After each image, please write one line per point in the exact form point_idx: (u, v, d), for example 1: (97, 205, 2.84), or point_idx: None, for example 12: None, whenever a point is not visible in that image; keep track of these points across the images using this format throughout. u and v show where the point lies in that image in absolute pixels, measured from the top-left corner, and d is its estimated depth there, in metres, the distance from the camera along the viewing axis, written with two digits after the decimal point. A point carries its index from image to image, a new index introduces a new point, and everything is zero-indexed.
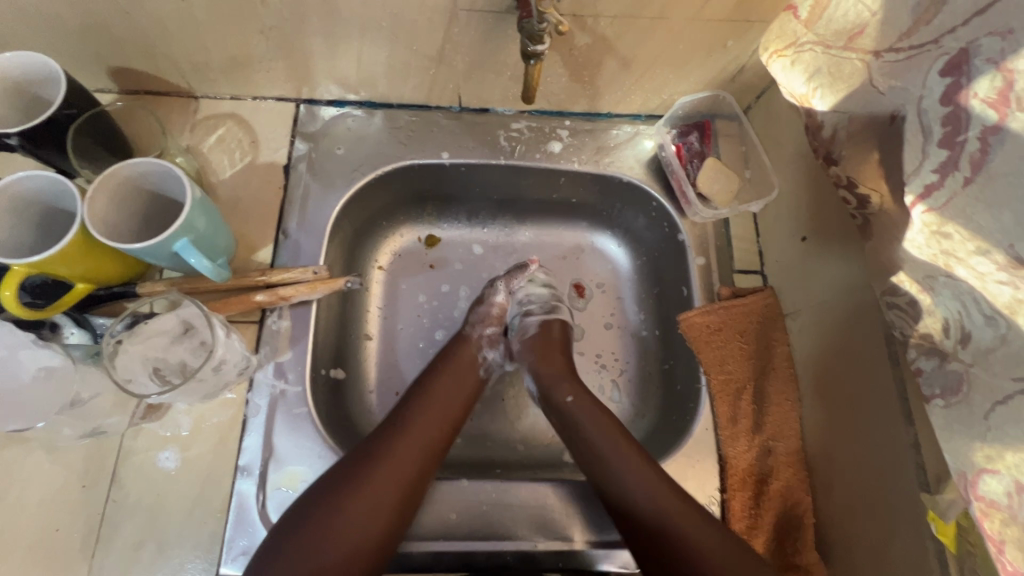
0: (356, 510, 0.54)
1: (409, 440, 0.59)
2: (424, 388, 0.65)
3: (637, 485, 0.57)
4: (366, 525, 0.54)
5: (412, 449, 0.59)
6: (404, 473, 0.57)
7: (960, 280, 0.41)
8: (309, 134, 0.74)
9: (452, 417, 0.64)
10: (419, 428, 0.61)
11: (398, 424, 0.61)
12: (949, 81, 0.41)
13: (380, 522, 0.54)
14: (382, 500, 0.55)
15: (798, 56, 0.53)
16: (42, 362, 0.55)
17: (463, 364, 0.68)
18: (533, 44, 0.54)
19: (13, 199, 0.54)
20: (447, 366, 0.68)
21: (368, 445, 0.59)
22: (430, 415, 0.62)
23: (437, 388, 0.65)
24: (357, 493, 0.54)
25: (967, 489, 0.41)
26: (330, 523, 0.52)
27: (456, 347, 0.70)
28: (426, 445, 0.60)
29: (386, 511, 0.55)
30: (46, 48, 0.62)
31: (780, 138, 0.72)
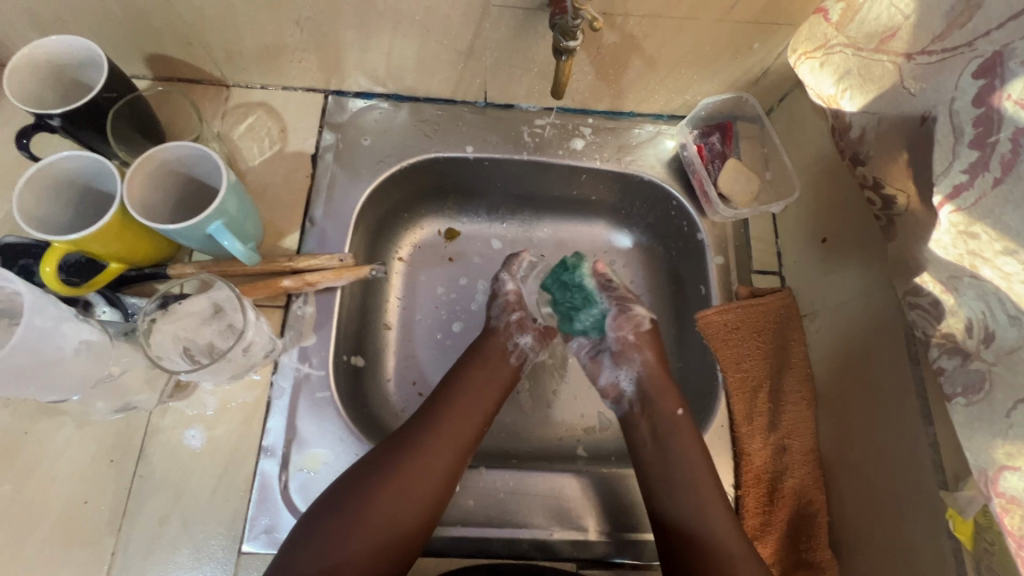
0: (388, 499, 0.55)
1: (439, 433, 0.60)
2: (457, 380, 0.66)
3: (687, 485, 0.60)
4: (398, 515, 0.55)
5: (444, 441, 0.60)
6: (436, 464, 0.58)
7: (985, 280, 0.42)
8: (336, 124, 0.75)
9: (485, 409, 0.65)
10: (452, 420, 0.62)
11: (426, 419, 0.61)
12: (982, 83, 0.41)
13: (412, 511, 0.56)
14: (416, 490, 0.56)
15: (827, 58, 0.55)
16: (84, 335, 0.53)
17: (495, 356, 0.68)
18: (566, 40, 0.55)
19: (54, 177, 0.56)
20: (474, 360, 0.68)
21: (401, 436, 0.60)
22: (461, 408, 0.63)
23: (471, 381, 0.66)
24: (389, 481, 0.56)
25: (987, 486, 0.42)
26: (362, 510, 0.54)
27: (486, 340, 0.70)
28: (459, 438, 0.61)
29: (418, 500, 0.56)
30: (87, 33, 0.64)
31: (803, 141, 0.73)
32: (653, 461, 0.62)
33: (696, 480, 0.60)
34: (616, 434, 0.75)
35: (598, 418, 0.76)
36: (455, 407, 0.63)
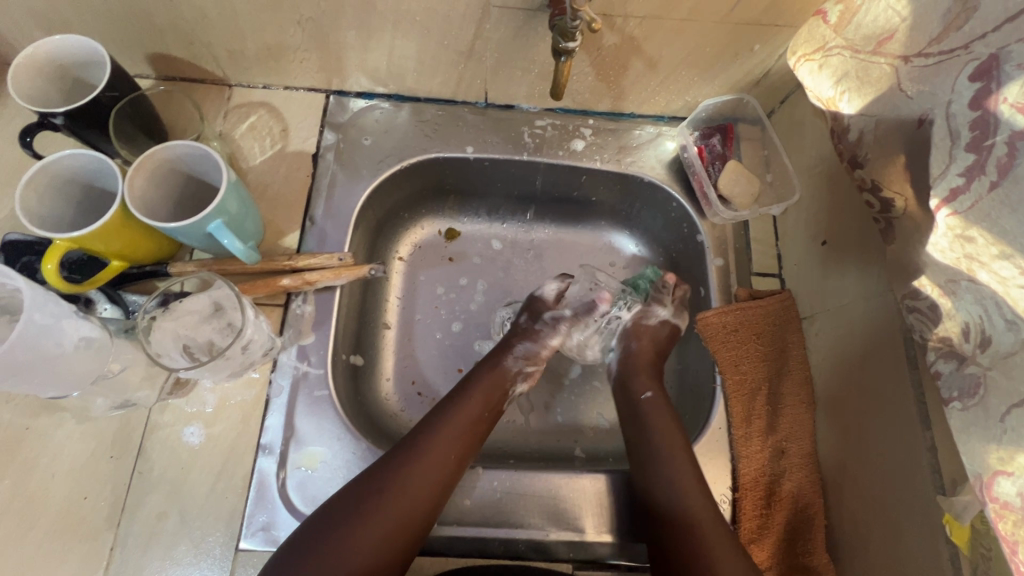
0: (364, 540, 0.53)
1: (424, 465, 0.58)
2: (442, 413, 0.63)
3: (675, 481, 0.59)
4: (378, 550, 0.53)
5: (425, 480, 0.57)
6: (415, 505, 0.56)
7: (982, 285, 0.41)
8: (338, 124, 0.75)
9: (470, 444, 0.62)
10: (436, 457, 0.59)
11: (413, 448, 0.59)
12: (979, 86, 0.41)
13: (389, 552, 0.54)
14: (392, 532, 0.54)
15: (826, 60, 0.55)
16: (82, 332, 0.53)
17: (487, 391, 0.66)
18: (564, 41, 0.55)
19: (55, 175, 0.56)
20: (469, 392, 0.66)
21: (382, 470, 0.57)
22: (449, 439, 0.61)
23: (460, 414, 0.63)
24: (368, 519, 0.54)
25: (982, 491, 0.41)
26: (338, 546, 0.52)
27: (477, 374, 0.68)
28: (442, 476, 0.58)
29: (394, 542, 0.54)
30: (91, 33, 0.65)
31: (803, 143, 0.73)
32: (642, 433, 0.64)
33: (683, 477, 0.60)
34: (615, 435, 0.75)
35: (596, 419, 0.76)
36: (440, 441, 0.60)
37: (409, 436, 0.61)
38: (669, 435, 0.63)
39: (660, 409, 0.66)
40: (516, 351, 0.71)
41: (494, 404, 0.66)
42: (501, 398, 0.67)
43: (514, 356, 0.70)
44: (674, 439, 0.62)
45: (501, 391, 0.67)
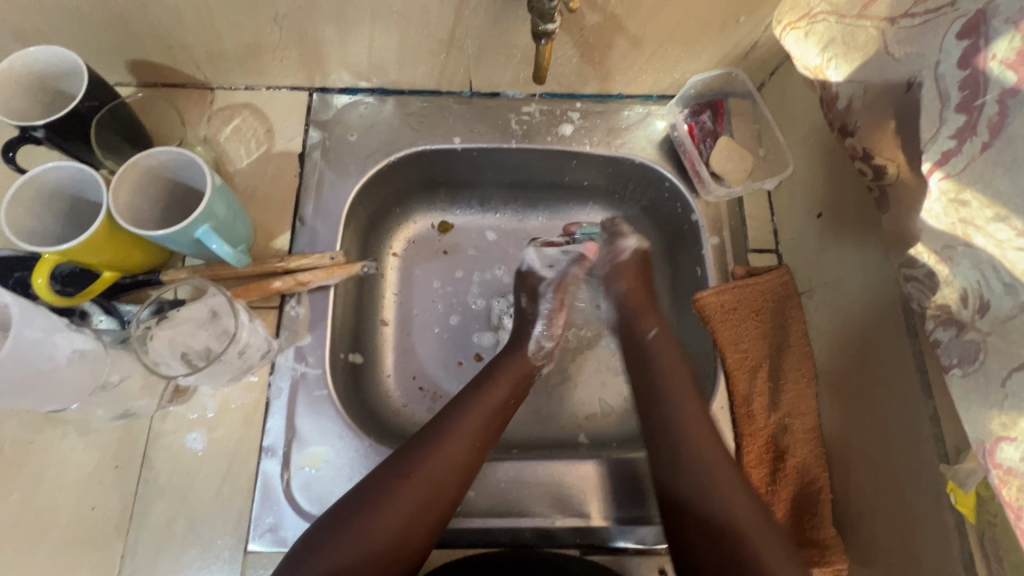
0: (391, 520, 0.53)
1: (452, 446, 0.58)
2: (474, 394, 0.64)
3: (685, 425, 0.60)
4: (407, 528, 0.54)
5: (459, 457, 0.58)
6: (446, 486, 0.56)
7: (978, 249, 0.41)
8: (322, 121, 0.75)
9: (498, 426, 0.63)
10: (468, 436, 0.60)
11: (442, 428, 0.60)
12: (966, 44, 0.40)
13: (415, 532, 0.54)
14: (422, 510, 0.55)
15: (812, 27, 0.53)
16: (76, 345, 0.53)
17: (517, 372, 0.68)
18: (544, 22, 0.54)
19: (41, 188, 0.56)
20: (501, 377, 0.66)
21: (410, 451, 0.58)
22: (476, 422, 0.61)
23: (490, 397, 0.64)
24: (394, 500, 0.54)
25: (985, 457, 0.41)
26: (364, 525, 0.53)
27: (506, 360, 0.68)
28: (475, 456, 0.59)
29: (423, 519, 0.55)
30: (68, 43, 0.64)
31: (795, 114, 0.71)
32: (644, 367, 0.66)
33: (726, 487, 0.55)
34: (618, 420, 0.75)
35: (599, 405, 0.76)
36: (471, 421, 0.61)
37: (440, 418, 0.61)
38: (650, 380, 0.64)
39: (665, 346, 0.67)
40: (535, 337, 0.72)
41: (520, 389, 0.67)
42: (526, 385, 0.68)
43: (536, 339, 0.72)
44: (699, 428, 0.59)
45: (526, 378, 0.68)
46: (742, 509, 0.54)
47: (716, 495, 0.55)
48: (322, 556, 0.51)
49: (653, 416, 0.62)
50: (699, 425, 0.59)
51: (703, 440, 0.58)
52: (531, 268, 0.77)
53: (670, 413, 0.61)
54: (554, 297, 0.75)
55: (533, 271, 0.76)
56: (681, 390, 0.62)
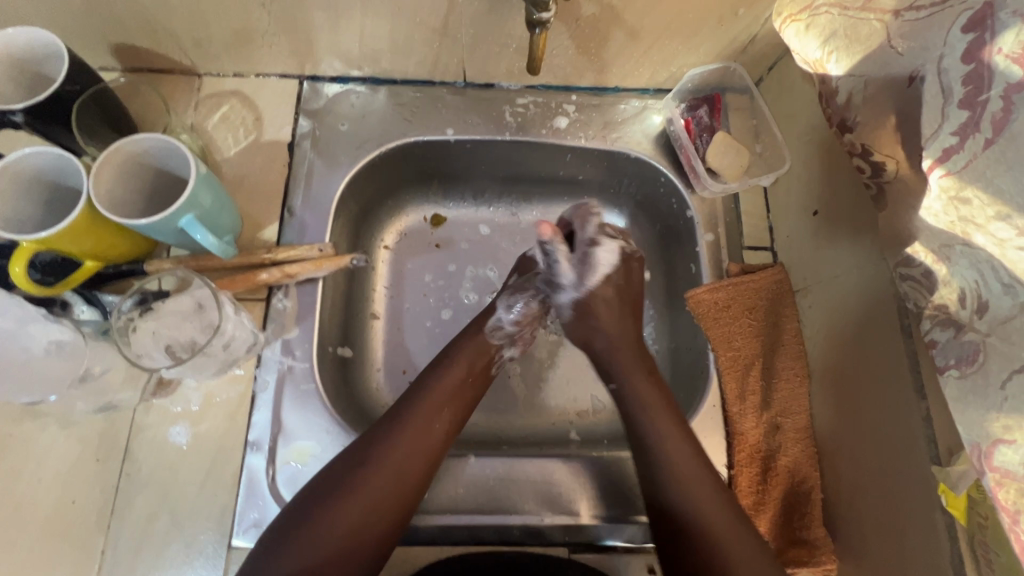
0: (348, 518, 0.52)
1: (404, 441, 0.57)
2: (428, 383, 0.62)
3: (655, 440, 0.58)
4: (364, 526, 0.53)
5: (413, 451, 0.57)
6: (404, 480, 0.55)
7: (978, 248, 0.40)
8: (312, 111, 0.73)
9: (453, 417, 0.61)
10: (419, 429, 0.58)
11: (393, 422, 0.58)
12: (972, 37, 0.40)
13: (375, 527, 0.53)
14: (378, 511, 0.54)
15: (813, 20, 0.52)
16: (52, 336, 0.55)
17: (473, 355, 0.65)
18: (538, 11, 0.53)
19: (20, 174, 0.54)
20: (455, 361, 0.64)
21: (363, 445, 0.56)
22: (428, 413, 0.59)
23: (443, 383, 0.62)
24: (347, 500, 0.53)
25: (981, 461, 0.40)
26: (320, 530, 0.51)
27: (460, 343, 0.66)
28: (430, 447, 0.58)
29: (379, 518, 0.54)
30: (50, 25, 0.62)
31: (793, 110, 0.71)
32: (619, 388, 0.63)
33: (693, 489, 0.56)
34: (609, 417, 0.74)
35: (591, 401, 0.75)
36: (423, 414, 0.59)
37: (393, 410, 0.60)
38: (634, 369, 0.64)
39: (631, 362, 0.64)
40: (498, 317, 0.68)
41: (480, 373, 0.65)
42: (486, 365, 0.66)
43: (496, 318, 0.68)
44: (678, 440, 0.58)
45: (486, 358, 0.66)
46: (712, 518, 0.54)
47: (675, 489, 0.56)
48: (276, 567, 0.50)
49: (636, 437, 0.60)
50: (676, 442, 0.58)
51: (671, 438, 0.58)
52: (534, 258, 0.71)
53: (644, 431, 0.59)
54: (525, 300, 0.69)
55: (534, 261, 0.72)
56: (650, 404, 0.61)
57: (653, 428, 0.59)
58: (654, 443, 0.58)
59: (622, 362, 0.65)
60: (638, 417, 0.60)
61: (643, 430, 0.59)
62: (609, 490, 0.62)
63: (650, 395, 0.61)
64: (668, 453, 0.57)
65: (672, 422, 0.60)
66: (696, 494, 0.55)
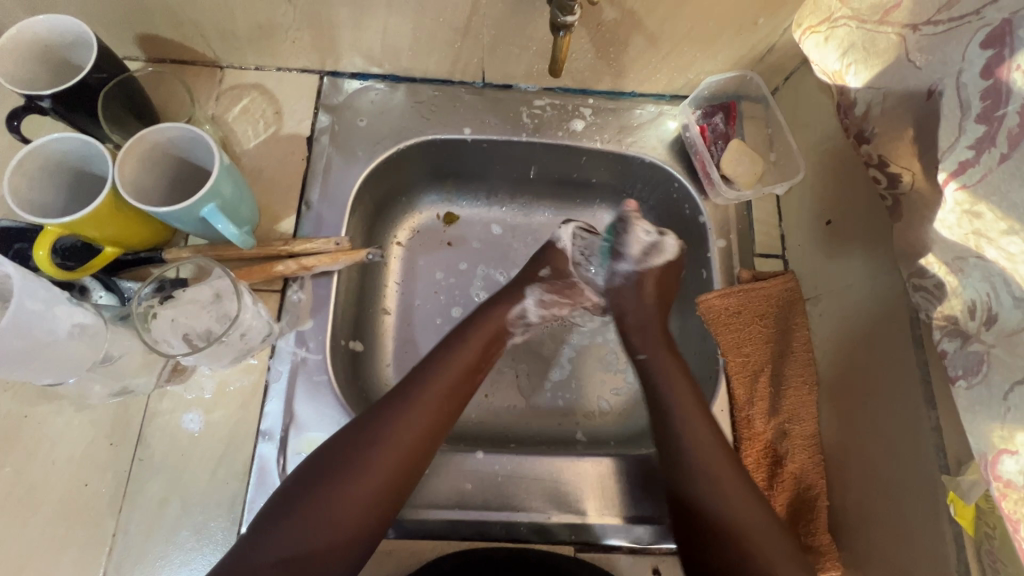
0: (359, 491, 0.53)
1: (416, 416, 0.58)
2: (434, 362, 0.63)
3: (687, 435, 0.59)
4: (371, 500, 0.54)
5: (425, 427, 0.58)
6: (414, 454, 0.56)
7: (990, 261, 0.41)
8: (332, 106, 0.74)
9: (462, 394, 0.63)
10: (432, 404, 0.59)
11: (406, 394, 0.59)
12: (991, 53, 0.40)
13: (383, 501, 0.54)
14: (381, 493, 0.54)
15: (832, 31, 0.52)
16: (76, 319, 0.53)
17: (484, 335, 0.67)
18: (564, 15, 0.54)
19: (46, 159, 0.55)
20: (465, 340, 0.65)
21: (376, 418, 0.57)
22: (439, 390, 0.61)
23: (453, 362, 0.63)
24: (358, 472, 0.54)
25: (986, 470, 0.41)
26: (325, 503, 0.52)
27: (474, 325, 0.67)
28: (435, 424, 0.59)
29: (388, 493, 0.55)
30: (78, 14, 0.63)
31: (808, 120, 0.71)
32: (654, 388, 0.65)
33: (727, 488, 0.56)
34: (616, 419, 0.75)
35: (598, 403, 0.76)
36: (436, 389, 0.60)
37: (405, 385, 0.61)
38: (667, 363, 0.66)
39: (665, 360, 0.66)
40: (525, 306, 0.71)
41: (488, 354, 0.67)
42: (495, 344, 0.68)
43: (524, 308, 0.71)
44: (704, 434, 0.60)
45: (497, 338, 0.68)
46: (743, 511, 0.55)
47: (707, 485, 0.56)
48: (272, 544, 0.50)
49: (665, 432, 0.61)
50: (705, 440, 0.59)
51: (699, 434, 0.59)
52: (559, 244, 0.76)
53: (676, 426, 0.60)
54: (548, 293, 0.73)
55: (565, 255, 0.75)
56: (683, 402, 0.62)
57: (684, 422, 0.60)
58: (687, 442, 0.59)
59: (661, 360, 0.66)
60: (669, 412, 0.61)
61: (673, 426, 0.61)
62: (634, 486, 0.63)
63: (678, 386, 0.63)
64: (702, 451, 0.58)
65: (704, 419, 0.61)
66: (728, 494, 0.56)
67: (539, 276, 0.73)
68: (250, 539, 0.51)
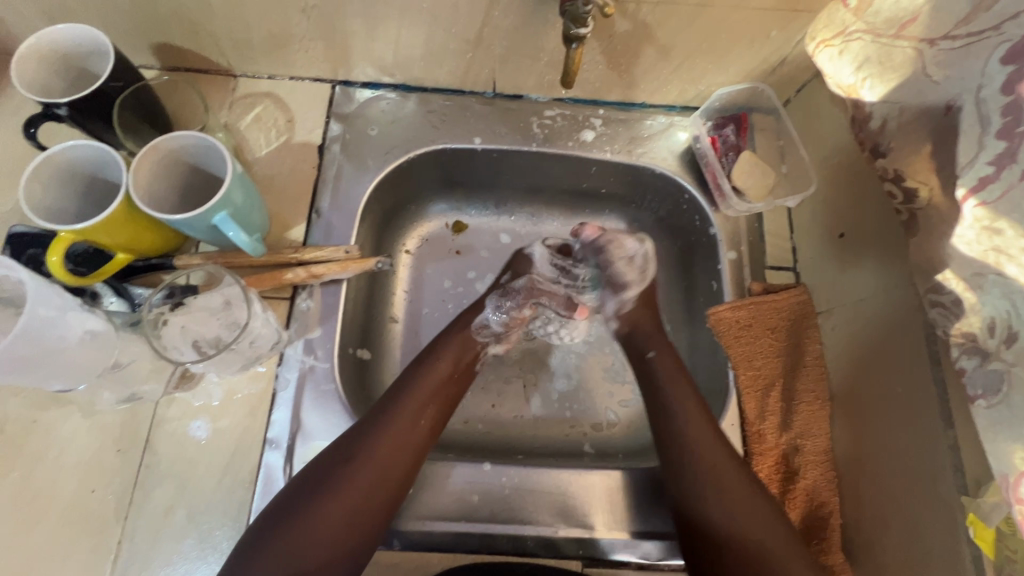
0: (337, 513, 0.53)
1: (391, 434, 0.57)
2: (409, 377, 0.62)
3: (696, 449, 0.58)
4: (353, 520, 0.53)
5: (401, 443, 0.57)
6: (392, 471, 0.56)
7: (1011, 278, 0.40)
8: (344, 115, 0.74)
9: (440, 407, 0.62)
10: (408, 420, 0.59)
11: (380, 412, 0.59)
12: (1011, 70, 0.40)
13: (363, 521, 0.54)
14: (361, 511, 0.54)
15: (846, 45, 0.52)
16: (88, 325, 0.53)
17: (460, 347, 0.66)
18: (577, 27, 0.54)
19: (61, 166, 0.55)
20: (440, 354, 0.65)
21: (352, 436, 0.57)
22: (414, 405, 0.60)
23: (427, 375, 0.62)
24: (335, 493, 0.53)
25: (1007, 492, 0.40)
26: (305, 525, 0.51)
27: (446, 336, 0.67)
28: (412, 440, 0.58)
29: (368, 513, 0.54)
30: (96, 24, 0.64)
31: (821, 132, 0.71)
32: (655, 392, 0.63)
33: (750, 502, 0.55)
34: (624, 431, 0.74)
35: (606, 415, 0.75)
36: (410, 404, 0.60)
37: (380, 402, 0.60)
38: (671, 368, 0.64)
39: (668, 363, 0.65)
40: (485, 316, 0.70)
41: (464, 366, 0.66)
42: (469, 358, 0.67)
43: (484, 318, 0.70)
44: (717, 445, 0.58)
45: (469, 351, 0.67)
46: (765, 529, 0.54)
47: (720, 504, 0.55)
48: (255, 568, 0.50)
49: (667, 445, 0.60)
50: (713, 449, 0.58)
51: (709, 445, 0.58)
52: (531, 257, 0.74)
53: (685, 437, 0.59)
54: (518, 300, 0.72)
55: (532, 261, 0.74)
56: (692, 408, 0.61)
57: (693, 433, 0.59)
58: (699, 459, 0.57)
59: (666, 365, 0.65)
60: (678, 425, 0.60)
61: (683, 436, 0.59)
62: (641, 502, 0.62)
63: (684, 393, 0.62)
64: (713, 461, 0.57)
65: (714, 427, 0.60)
66: (744, 507, 0.55)
67: (497, 284, 0.73)
68: (239, 558, 0.51)
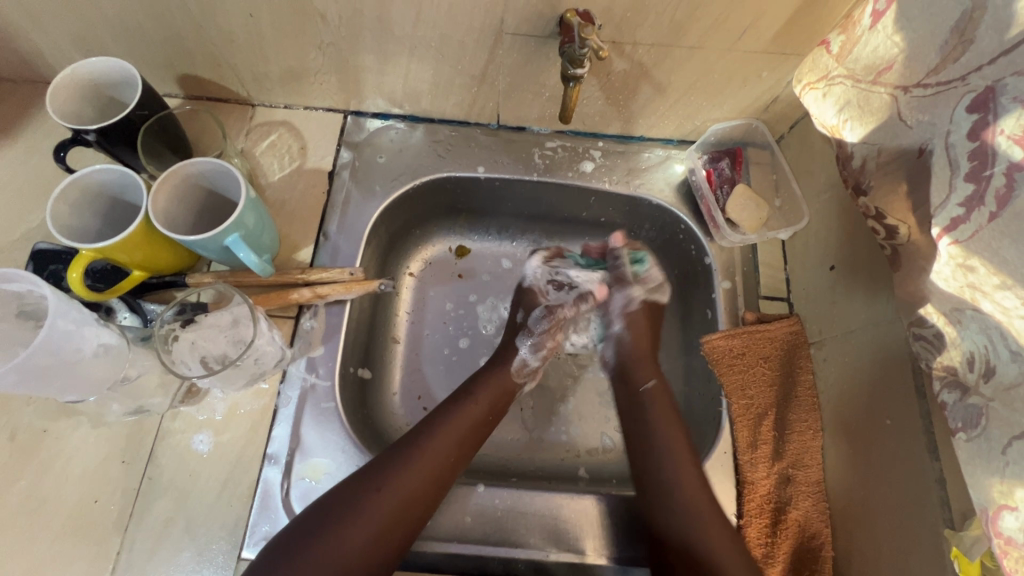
0: (355, 542, 0.53)
1: (421, 468, 0.58)
2: (443, 413, 0.64)
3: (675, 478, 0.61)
4: (369, 551, 0.53)
5: (427, 476, 0.59)
6: (415, 505, 0.57)
7: (986, 314, 0.41)
8: (353, 143, 0.78)
9: (469, 448, 0.64)
10: (438, 455, 0.60)
11: (411, 444, 0.60)
12: (976, 117, 0.42)
13: (378, 554, 0.54)
14: (377, 542, 0.54)
15: (830, 89, 0.55)
16: (102, 339, 0.55)
17: (495, 393, 0.69)
18: (573, 67, 0.58)
19: (86, 188, 0.59)
20: (479, 395, 0.67)
21: (377, 468, 0.58)
22: (444, 442, 0.61)
23: (462, 415, 0.64)
24: (355, 521, 0.54)
25: (987, 525, 0.41)
26: (323, 553, 0.52)
27: (483, 381, 0.69)
28: (438, 476, 0.59)
29: (383, 546, 0.54)
30: (126, 57, 0.69)
31: (812, 168, 0.73)
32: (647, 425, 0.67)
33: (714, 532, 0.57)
34: (620, 456, 0.74)
35: (600, 440, 0.75)
36: (441, 439, 0.61)
37: (410, 435, 0.61)
38: (663, 406, 0.68)
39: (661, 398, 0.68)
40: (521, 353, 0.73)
41: (498, 408, 0.68)
42: (504, 402, 0.69)
43: (520, 356, 0.73)
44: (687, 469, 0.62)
45: (505, 395, 0.70)
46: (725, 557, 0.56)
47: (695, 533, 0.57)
48: None
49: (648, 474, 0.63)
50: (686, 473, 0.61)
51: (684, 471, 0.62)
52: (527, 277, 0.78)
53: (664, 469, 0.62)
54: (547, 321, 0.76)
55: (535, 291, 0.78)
56: (675, 442, 0.64)
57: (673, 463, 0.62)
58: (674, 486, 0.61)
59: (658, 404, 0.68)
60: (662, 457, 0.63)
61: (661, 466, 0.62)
62: (628, 528, 0.63)
63: (670, 427, 0.66)
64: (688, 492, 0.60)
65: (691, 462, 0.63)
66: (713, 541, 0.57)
67: (516, 324, 0.75)
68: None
